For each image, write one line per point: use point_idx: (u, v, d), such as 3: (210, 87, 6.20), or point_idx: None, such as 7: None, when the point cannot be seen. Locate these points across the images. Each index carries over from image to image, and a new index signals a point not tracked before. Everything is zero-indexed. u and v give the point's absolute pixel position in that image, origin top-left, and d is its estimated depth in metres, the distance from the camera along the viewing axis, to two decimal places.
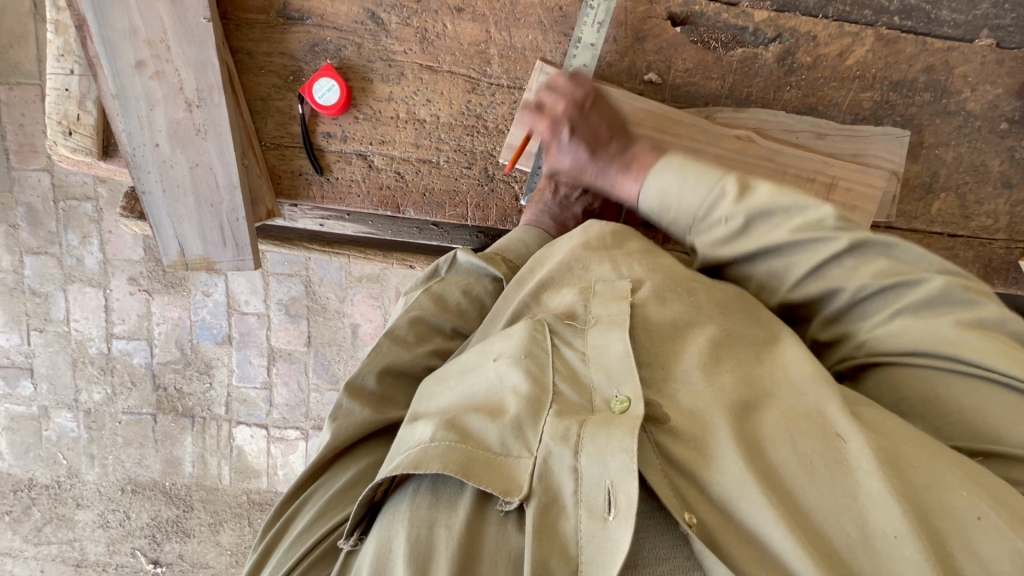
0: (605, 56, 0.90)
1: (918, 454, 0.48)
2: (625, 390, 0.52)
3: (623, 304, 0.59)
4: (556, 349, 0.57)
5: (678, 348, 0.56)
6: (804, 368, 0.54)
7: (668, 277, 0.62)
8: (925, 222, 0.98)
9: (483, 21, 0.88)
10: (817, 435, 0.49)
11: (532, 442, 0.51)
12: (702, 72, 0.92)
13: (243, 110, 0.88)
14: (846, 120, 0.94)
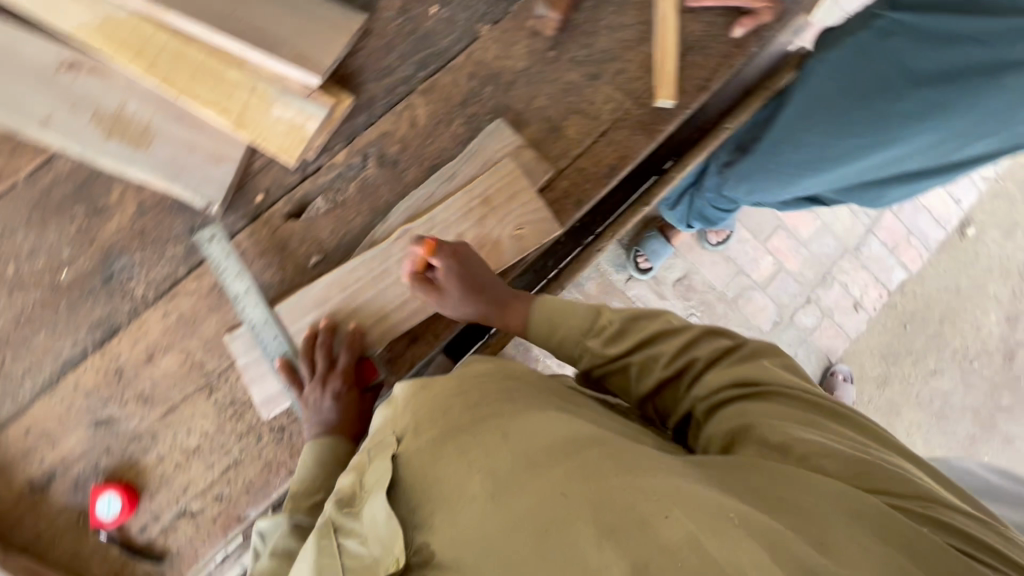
0: (272, 281, 1.03)
1: (624, 478, 0.58)
2: (397, 552, 0.61)
3: (387, 460, 0.70)
4: (342, 545, 0.67)
5: (432, 478, 0.65)
6: (533, 438, 0.64)
7: (425, 408, 0.73)
8: (577, 144, 1.12)
9: (173, 347, 0.99)
10: (540, 503, 0.58)
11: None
12: (344, 222, 1.06)
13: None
14: (460, 151, 1.09)
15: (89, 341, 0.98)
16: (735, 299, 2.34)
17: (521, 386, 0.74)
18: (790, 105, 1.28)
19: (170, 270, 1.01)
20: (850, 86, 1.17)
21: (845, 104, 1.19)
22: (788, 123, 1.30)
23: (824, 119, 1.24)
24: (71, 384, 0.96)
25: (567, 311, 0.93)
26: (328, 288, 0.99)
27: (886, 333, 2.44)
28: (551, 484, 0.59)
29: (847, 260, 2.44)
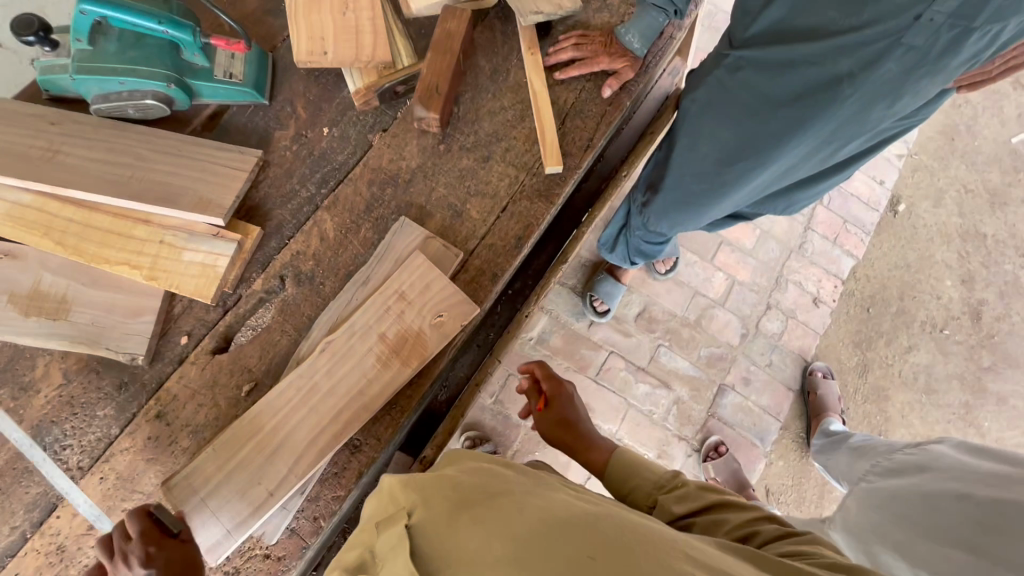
0: (207, 420, 1.03)
1: (642, 543, 0.60)
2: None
3: (396, 531, 0.68)
4: None
5: (448, 538, 0.63)
6: (547, 509, 0.67)
7: (438, 488, 0.74)
8: (482, 223, 1.19)
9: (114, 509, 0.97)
10: (573, 547, 0.57)
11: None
12: (270, 345, 1.08)
13: None
14: (371, 253, 1.14)
15: (27, 523, 0.96)
16: (699, 321, 2.38)
17: (521, 483, 0.77)
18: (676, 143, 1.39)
19: (104, 431, 1.02)
20: (722, 119, 1.27)
21: (723, 132, 1.29)
22: (682, 159, 1.40)
23: (711, 149, 1.33)
24: (13, 572, 0.94)
25: (640, 465, 1.00)
26: (257, 417, 0.98)
27: (852, 321, 2.48)
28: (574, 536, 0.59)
29: (795, 260, 2.51)
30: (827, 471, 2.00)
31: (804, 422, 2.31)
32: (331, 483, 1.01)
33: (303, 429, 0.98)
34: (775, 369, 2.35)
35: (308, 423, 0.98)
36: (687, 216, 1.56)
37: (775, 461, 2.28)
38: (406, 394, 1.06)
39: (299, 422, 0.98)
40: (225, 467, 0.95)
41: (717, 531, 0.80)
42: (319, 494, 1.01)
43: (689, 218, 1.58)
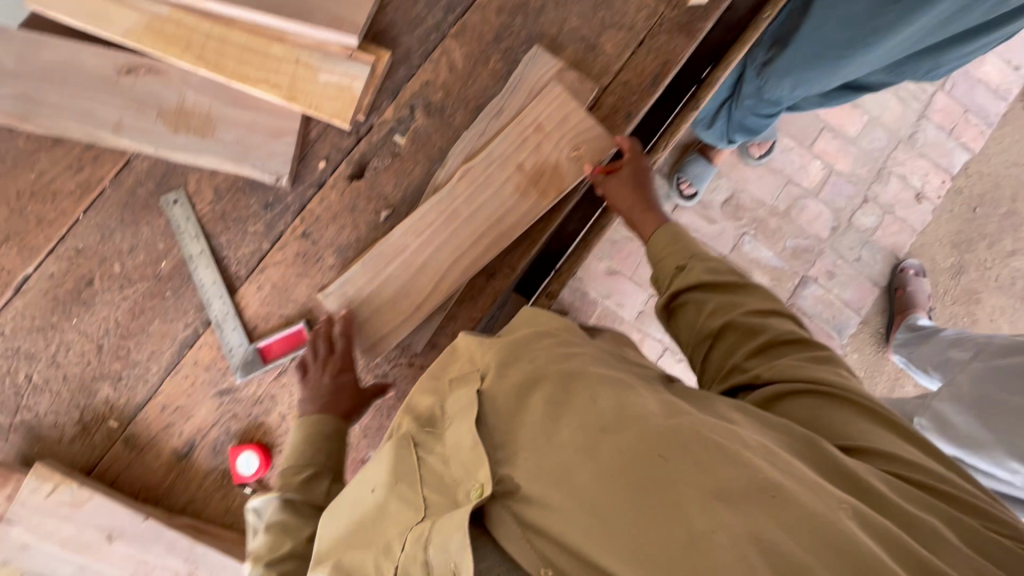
0: (349, 241, 1.08)
1: (705, 447, 0.57)
2: (480, 477, 0.64)
3: (470, 397, 0.73)
4: (421, 459, 0.72)
5: (521, 421, 0.67)
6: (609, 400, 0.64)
7: (506, 353, 0.76)
8: (617, 59, 1.11)
9: (271, 314, 1.06)
10: (641, 459, 0.57)
11: (398, 550, 0.64)
12: (404, 174, 1.09)
13: (218, 529, 1.02)
14: (502, 86, 1.10)
15: (197, 322, 1.07)
16: (788, 211, 2.28)
17: (587, 353, 0.74)
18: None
19: (256, 246, 1.08)
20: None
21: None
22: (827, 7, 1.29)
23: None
24: (191, 362, 1.06)
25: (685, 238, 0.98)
26: (404, 237, 1.02)
27: (955, 220, 2.32)
28: (650, 432, 0.59)
29: (902, 151, 2.32)
30: (907, 365, 1.98)
31: (885, 319, 2.27)
32: (468, 306, 1.07)
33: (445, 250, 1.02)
34: (862, 265, 2.27)
35: (450, 246, 1.02)
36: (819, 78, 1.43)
37: (848, 355, 2.28)
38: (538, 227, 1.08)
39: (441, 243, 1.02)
40: (378, 280, 1.02)
41: (732, 310, 0.85)
42: (457, 314, 1.07)
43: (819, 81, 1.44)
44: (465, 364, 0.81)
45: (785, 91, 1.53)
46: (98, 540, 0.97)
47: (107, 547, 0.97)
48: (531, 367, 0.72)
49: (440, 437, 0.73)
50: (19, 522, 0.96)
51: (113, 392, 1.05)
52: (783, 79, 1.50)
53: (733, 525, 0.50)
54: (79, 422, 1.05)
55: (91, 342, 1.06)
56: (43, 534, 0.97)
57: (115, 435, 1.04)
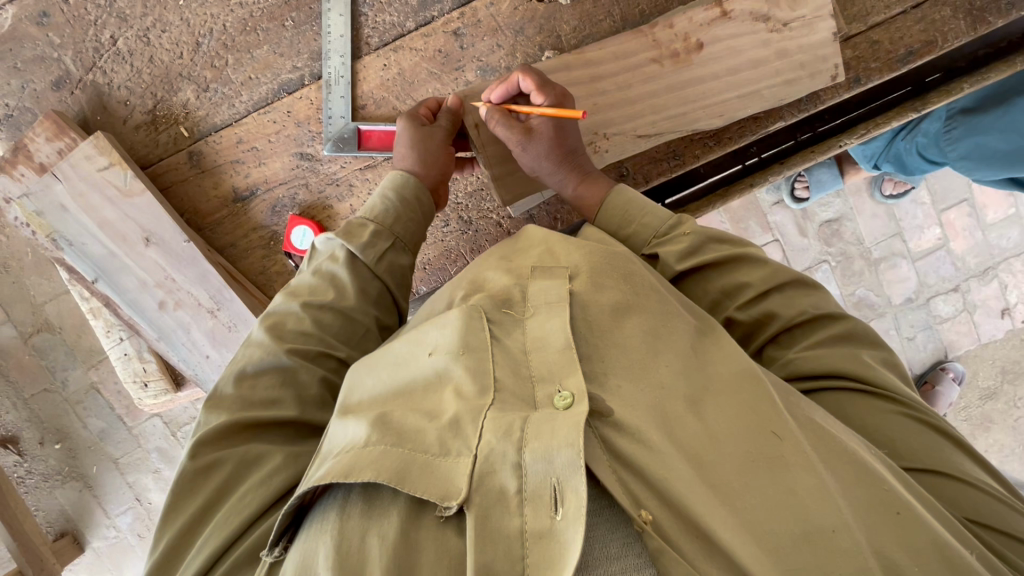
0: (498, 63, 0.94)
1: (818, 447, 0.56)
2: (568, 385, 0.54)
3: (563, 292, 0.63)
4: (494, 338, 0.60)
5: (609, 338, 0.61)
6: (710, 354, 0.62)
7: (598, 257, 0.68)
8: (882, 10, 0.92)
9: (386, 102, 0.95)
10: (760, 432, 0.55)
11: (471, 439, 0.52)
12: (590, 22, 0.93)
13: (251, 287, 0.98)
14: None
15: (306, 70, 0.95)
16: (878, 262, 2.14)
17: (675, 293, 0.68)
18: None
19: (400, 20, 0.94)
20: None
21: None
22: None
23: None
24: (284, 109, 0.96)
25: (645, 205, 0.80)
26: (577, 59, 0.90)
27: (1019, 350, 2.22)
28: (758, 405, 0.57)
29: (1020, 262, 2.16)
30: None
31: None
32: None
33: (631, 128, 0.92)
34: (911, 346, 2.19)
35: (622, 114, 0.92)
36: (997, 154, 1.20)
37: None
38: (697, 148, 0.96)
39: (626, 106, 0.91)
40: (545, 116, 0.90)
41: (767, 333, 0.74)
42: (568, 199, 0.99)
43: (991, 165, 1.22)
44: (544, 255, 0.70)
45: (955, 154, 1.26)
46: (135, 237, 0.93)
47: (140, 248, 0.93)
48: (627, 282, 0.66)
49: (519, 321, 0.62)
50: (65, 182, 0.91)
51: (194, 100, 0.96)
52: (968, 138, 1.22)
53: (874, 541, 0.50)
54: (149, 113, 0.96)
55: (189, 35, 0.94)
56: (83, 205, 0.91)
57: (180, 144, 0.97)
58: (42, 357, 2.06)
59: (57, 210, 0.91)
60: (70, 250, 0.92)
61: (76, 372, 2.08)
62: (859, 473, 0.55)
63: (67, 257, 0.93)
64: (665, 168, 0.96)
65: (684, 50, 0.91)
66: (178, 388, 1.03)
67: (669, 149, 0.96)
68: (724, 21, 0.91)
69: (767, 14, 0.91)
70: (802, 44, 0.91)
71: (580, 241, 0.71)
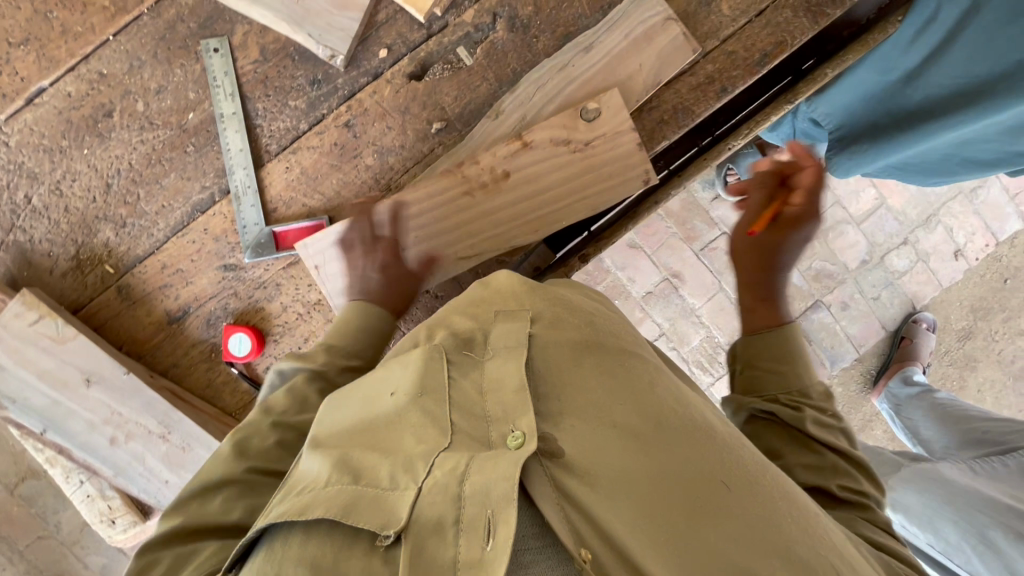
0: (393, 144, 1.00)
1: (754, 491, 0.57)
2: (520, 426, 0.53)
3: (521, 334, 0.63)
4: (453, 381, 0.59)
5: (566, 378, 0.61)
6: (656, 393, 0.62)
7: (555, 304, 0.69)
8: (729, 23, 1.00)
9: (296, 201, 1.00)
10: (697, 471, 0.55)
11: (420, 472, 0.49)
12: (468, 89, 1.00)
13: (199, 403, 1.00)
14: (599, 19, 0.99)
15: (215, 187, 1.00)
16: (825, 233, 2.20)
17: (629, 336, 0.71)
18: (903, 24, 1.10)
19: (293, 123, 1.00)
20: (990, 22, 1.00)
21: (985, 37, 1.02)
22: (893, 51, 1.15)
23: (953, 56, 1.07)
24: (201, 227, 1.00)
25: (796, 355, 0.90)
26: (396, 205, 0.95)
27: (982, 287, 2.27)
28: (706, 450, 0.58)
29: (959, 204, 2.22)
30: (892, 415, 2.01)
31: (880, 363, 2.25)
32: None
33: (465, 246, 0.97)
34: (878, 305, 2.23)
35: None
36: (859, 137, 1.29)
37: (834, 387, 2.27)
38: None
39: (453, 229, 0.97)
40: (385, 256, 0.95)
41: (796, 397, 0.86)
42: None
43: (852, 153, 1.31)
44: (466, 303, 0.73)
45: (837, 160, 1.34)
46: (76, 380, 0.95)
47: (84, 390, 0.95)
48: (586, 327, 0.68)
49: (479, 363, 0.61)
50: None
51: (114, 237, 1.00)
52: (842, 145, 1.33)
53: None
54: (73, 259, 1.00)
55: (99, 178, 0.99)
56: (22, 361, 0.94)
57: (108, 281, 1.00)
58: (31, 505, 2.03)
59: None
60: (16, 406, 0.94)
61: (67, 513, 2.05)
62: (795, 522, 0.57)
63: (14, 412, 0.94)
64: None
65: (492, 180, 0.97)
66: (146, 518, 1.03)
67: None
68: (526, 151, 0.97)
69: (565, 138, 0.97)
70: (605, 156, 0.97)
71: (543, 289, 0.72)
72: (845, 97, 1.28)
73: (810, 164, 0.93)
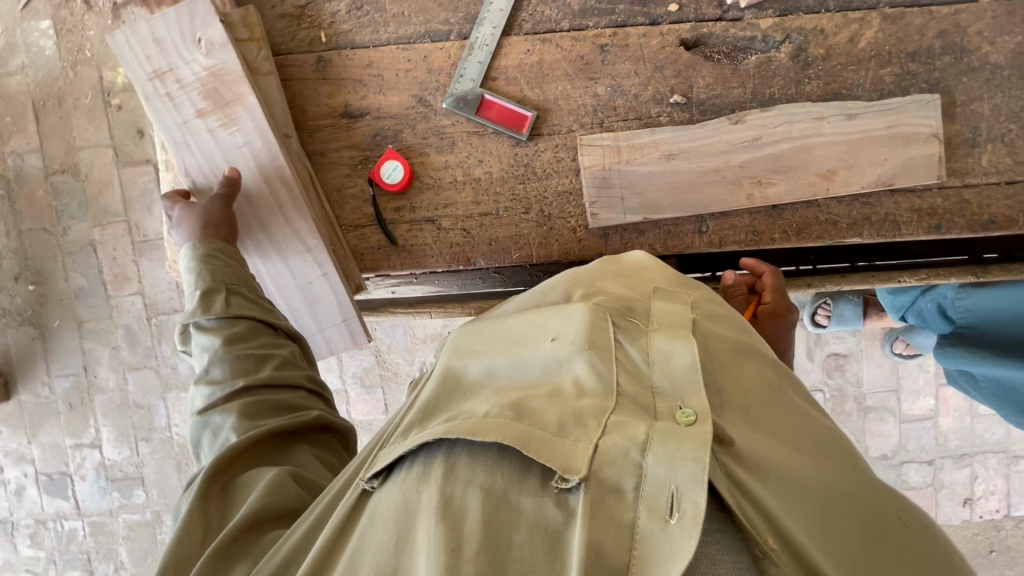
0: (629, 88, 0.99)
1: (906, 512, 0.61)
2: (690, 404, 0.59)
3: (686, 324, 0.70)
4: (620, 347, 0.66)
5: (730, 376, 0.67)
6: (809, 417, 0.68)
7: (707, 310, 0.76)
8: (980, 174, 0.99)
9: (516, 83, 0.99)
10: (850, 492, 0.60)
11: (592, 433, 0.55)
12: (723, 84, 0.99)
13: (325, 203, 1.01)
14: (872, 98, 0.98)
15: (455, 27, 0.99)
16: (868, 410, 2.19)
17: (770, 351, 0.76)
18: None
19: (556, 16, 0.99)
20: None
21: None
22: None
23: None
24: (422, 52, 1.00)
25: None
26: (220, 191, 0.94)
27: (969, 542, 2.25)
28: (863, 476, 0.63)
29: (996, 459, 2.21)
30: None
31: None
32: (660, 234, 1.00)
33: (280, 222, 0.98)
34: None
35: (674, 193, 0.98)
36: (982, 342, 1.28)
37: None
38: (776, 233, 1.00)
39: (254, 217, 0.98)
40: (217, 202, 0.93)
41: None
42: (645, 232, 1.00)
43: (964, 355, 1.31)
44: (631, 289, 0.77)
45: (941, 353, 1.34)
46: (242, 118, 0.96)
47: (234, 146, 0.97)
48: (742, 336, 0.74)
49: (643, 332, 0.69)
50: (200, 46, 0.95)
51: (343, 14, 1.00)
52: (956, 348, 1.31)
53: None
54: (298, 9, 1.00)
55: None
56: (203, 93, 0.96)
57: (314, 47, 1.00)
58: (56, 198, 2.07)
59: (176, 88, 0.96)
60: (172, 130, 0.96)
61: (82, 224, 2.07)
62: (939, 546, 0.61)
63: (167, 137, 0.96)
64: (743, 239, 1.00)
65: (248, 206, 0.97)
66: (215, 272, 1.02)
67: (750, 224, 1.00)
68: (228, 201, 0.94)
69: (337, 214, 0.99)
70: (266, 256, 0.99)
71: (697, 290, 0.81)
72: (996, 302, 1.23)
73: (765, 270, 1.02)
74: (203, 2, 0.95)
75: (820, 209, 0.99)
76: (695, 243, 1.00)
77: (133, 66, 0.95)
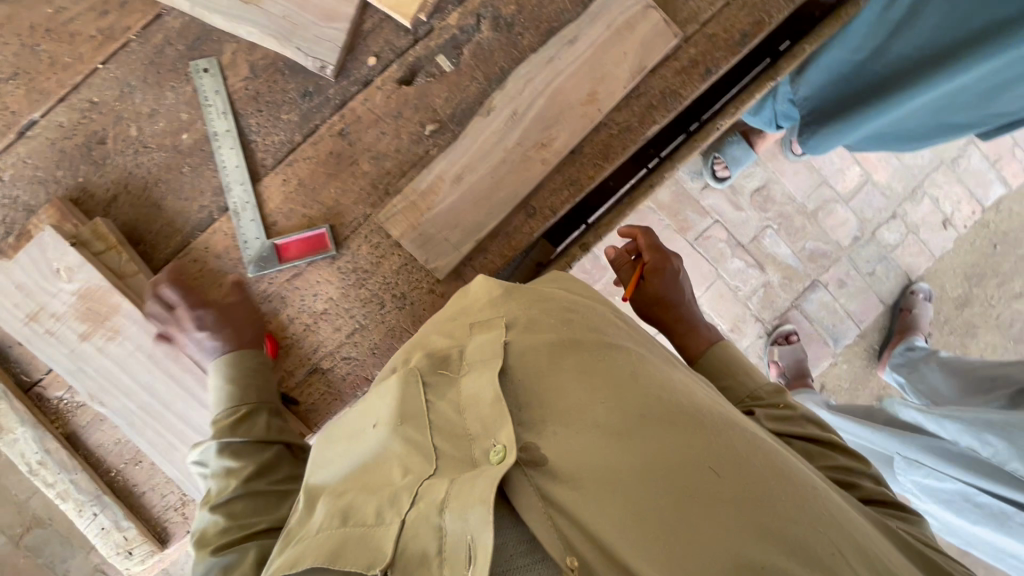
0: (387, 149, 1.01)
1: (750, 472, 0.56)
2: (500, 438, 0.57)
3: (494, 347, 0.66)
4: (430, 406, 0.62)
5: (548, 384, 0.62)
6: (644, 385, 0.63)
7: (537, 306, 0.71)
8: (708, 8, 1.02)
9: (294, 213, 1.00)
10: (681, 465, 0.55)
11: (402, 509, 0.53)
12: (458, 89, 1.01)
13: None
14: (580, 13, 1.01)
15: (213, 206, 1.00)
16: (815, 212, 2.23)
17: (611, 328, 0.71)
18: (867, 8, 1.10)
19: (287, 136, 1.01)
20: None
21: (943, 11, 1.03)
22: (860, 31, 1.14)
23: (914, 33, 1.08)
24: (200, 247, 0.99)
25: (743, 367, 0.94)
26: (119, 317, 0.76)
27: (973, 253, 2.30)
28: (697, 437, 0.58)
29: (942, 174, 2.26)
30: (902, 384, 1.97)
31: (883, 337, 2.26)
32: (501, 241, 1.02)
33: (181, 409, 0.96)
34: (874, 280, 2.26)
35: (484, 203, 0.99)
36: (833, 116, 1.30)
37: (839, 364, 2.27)
38: (590, 170, 1.02)
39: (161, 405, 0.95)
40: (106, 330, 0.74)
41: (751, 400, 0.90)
42: (486, 248, 1.02)
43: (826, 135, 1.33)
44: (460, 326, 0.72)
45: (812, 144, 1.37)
46: (123, 341, 0.94)
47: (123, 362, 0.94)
48: (567, 325, 0.69)
49: (454, 381, 0.65)
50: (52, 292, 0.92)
51: None
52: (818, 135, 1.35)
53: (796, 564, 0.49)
54: None
55: (95, 206, 0.99)
56: (81, 318, 0.93)
57: None
58: None
59: (53, 324, 0.92)
60: (66, 364, 0.93)
61: None
62: (798, 498, 0.55)
63: (63, 370, 0.93)
64: (566, 195, 1.02)
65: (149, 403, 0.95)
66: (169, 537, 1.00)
67: (565, 179, 1.02)
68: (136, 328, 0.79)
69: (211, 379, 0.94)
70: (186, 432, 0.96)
71: (524, 293, 0.74)
72: (818, 78, 1.28)
73: (639, 232, 1.03)
74: (50, 232, 0.92)
75: (609, 127, 1.02)
76: (533, 226, 1.02)
77: (6, 318, 0.92)
